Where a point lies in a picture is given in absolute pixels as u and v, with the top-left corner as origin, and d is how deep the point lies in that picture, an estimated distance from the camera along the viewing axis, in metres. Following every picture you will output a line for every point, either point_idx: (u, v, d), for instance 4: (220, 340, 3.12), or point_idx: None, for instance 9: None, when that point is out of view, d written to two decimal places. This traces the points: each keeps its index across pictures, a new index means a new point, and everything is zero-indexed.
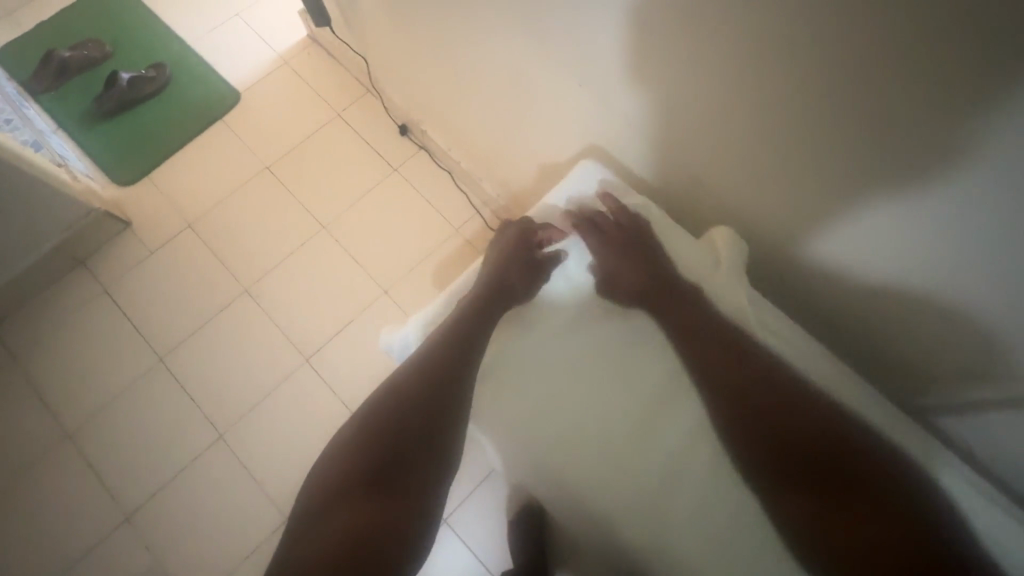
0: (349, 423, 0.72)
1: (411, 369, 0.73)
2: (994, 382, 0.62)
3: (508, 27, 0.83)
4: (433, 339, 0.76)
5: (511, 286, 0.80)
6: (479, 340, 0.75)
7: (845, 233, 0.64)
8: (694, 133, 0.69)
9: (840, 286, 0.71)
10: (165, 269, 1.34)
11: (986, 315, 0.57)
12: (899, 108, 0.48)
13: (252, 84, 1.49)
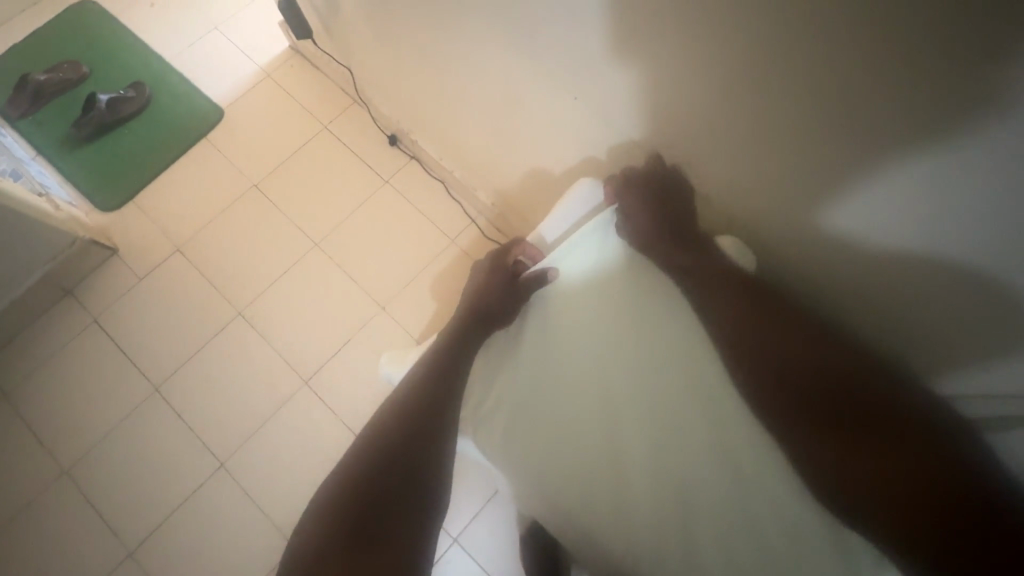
0: (338, 465, 0.70)
1: (395, 402, 0.73)
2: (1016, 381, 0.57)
3: (498, 40, 0.81)
4: (413, 373, 0.76)
5: (493, 307, 0.82)
6: (461, 364, 0.77)
7: (860, 209, 0.57)
8: (702, 141, 0.65)
9: (848, 276, 0.66)
10: (156, 296, 1.30)
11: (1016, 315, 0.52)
12: (913, 122, 0.46)
13: (234, 101, 1.45)
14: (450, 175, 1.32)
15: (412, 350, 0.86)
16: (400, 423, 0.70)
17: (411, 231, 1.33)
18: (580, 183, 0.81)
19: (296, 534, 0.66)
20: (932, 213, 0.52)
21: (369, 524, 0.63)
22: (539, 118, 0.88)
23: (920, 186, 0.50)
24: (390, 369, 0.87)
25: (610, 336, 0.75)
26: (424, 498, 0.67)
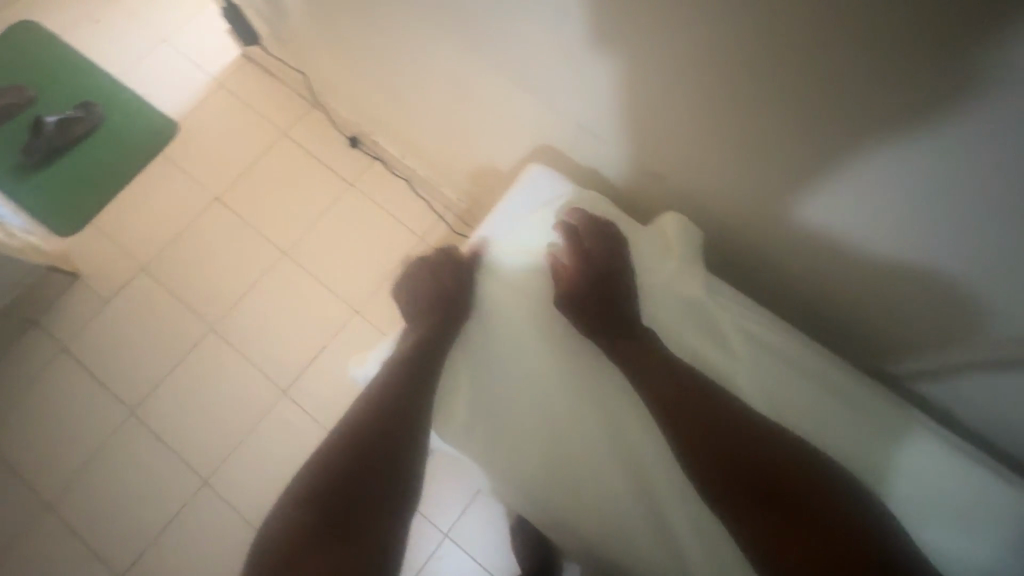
0: (310, 460, 0.68)
1: (368, 401, 0.71)
2: (965, 345, 0.62)
3: (444, 32, 0.80)
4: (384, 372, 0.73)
5: (452, 300, 0.77)
6: (434, 363, 0.73)
7: (825, 204, 0.59)
8: (649, 119, 0.66)
9: (806, 249, 0.68)
10: (124, 319, 1.28)
11: (966, 285, 0.56)
12: (846, 85, 0.46)
13: (189, 113, 1.42)
14: (415, 173, 1.32)
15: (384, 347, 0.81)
16: (376, 424, 0.69)
17: (381, 233, 1.32)
18: (530, 169, 0.81)
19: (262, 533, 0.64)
20: (914, 197, 0.52)
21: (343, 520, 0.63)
22: (494, 107, 0.88)
23: (903, 167, 0.50)
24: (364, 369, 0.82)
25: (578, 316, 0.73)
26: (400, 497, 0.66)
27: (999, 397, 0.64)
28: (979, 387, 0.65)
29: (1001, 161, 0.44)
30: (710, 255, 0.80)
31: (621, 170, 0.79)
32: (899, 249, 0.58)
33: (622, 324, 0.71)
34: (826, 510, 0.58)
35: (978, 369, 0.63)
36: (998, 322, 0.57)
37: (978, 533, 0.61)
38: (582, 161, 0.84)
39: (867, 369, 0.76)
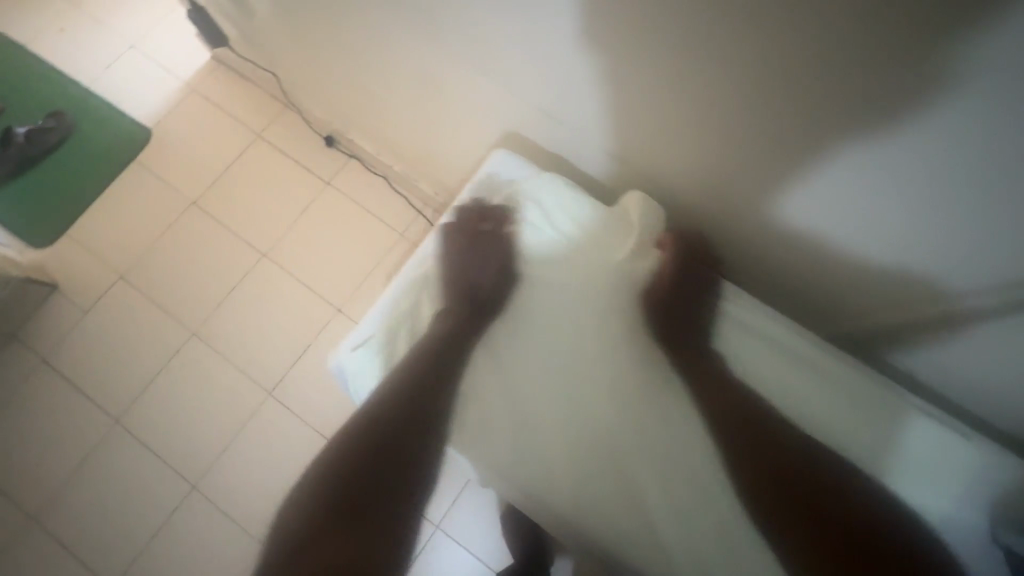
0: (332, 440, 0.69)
1: (394, 378, 0.68)
2: (933, 320, 0.67)
3: (408, 24, 0.81)
4: (404, 356, 0.69)
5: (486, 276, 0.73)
6: (464, 342, 0.70)
7: (817, 196, 0.62)
8: (611, 99, 0.67)
9: (775, 230, 0.71)
10: (105, 327, 1.27)
11: (939, 267, 0.60)
12: (795, 48, 0.47)
13: (162, 118, 1.41)
14: (392, 169, 1.32)
15: (380, 333, 0.70)
16: (395, 411, 0.67)
17: (361, 231, 1.32)
18: (491, 155, 0.79)
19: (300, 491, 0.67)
20: (868, 187, 0.56)
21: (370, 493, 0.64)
22: (462, 97, 0.88)
23: (892, 161, 0.52)
24: (348, 358, 0.69)
25: (556, 288, 0.73)
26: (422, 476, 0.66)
27: (960, 357, 0.69)
28: (940, 351, 0.70)
29: (943, 121, 0.46)
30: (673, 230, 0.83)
31: (588, 152, 0.80)
32: (855, 232, 0.63)
33: (693, 338, 0.70)
34: (828, 492, 0.61)
35: (943, 338, 0.68)
36: (967, 302, 0.62)
37: (952, 490, 0.63)
38: (551, 147, 0.84)
39: (833, 337, 0.82)
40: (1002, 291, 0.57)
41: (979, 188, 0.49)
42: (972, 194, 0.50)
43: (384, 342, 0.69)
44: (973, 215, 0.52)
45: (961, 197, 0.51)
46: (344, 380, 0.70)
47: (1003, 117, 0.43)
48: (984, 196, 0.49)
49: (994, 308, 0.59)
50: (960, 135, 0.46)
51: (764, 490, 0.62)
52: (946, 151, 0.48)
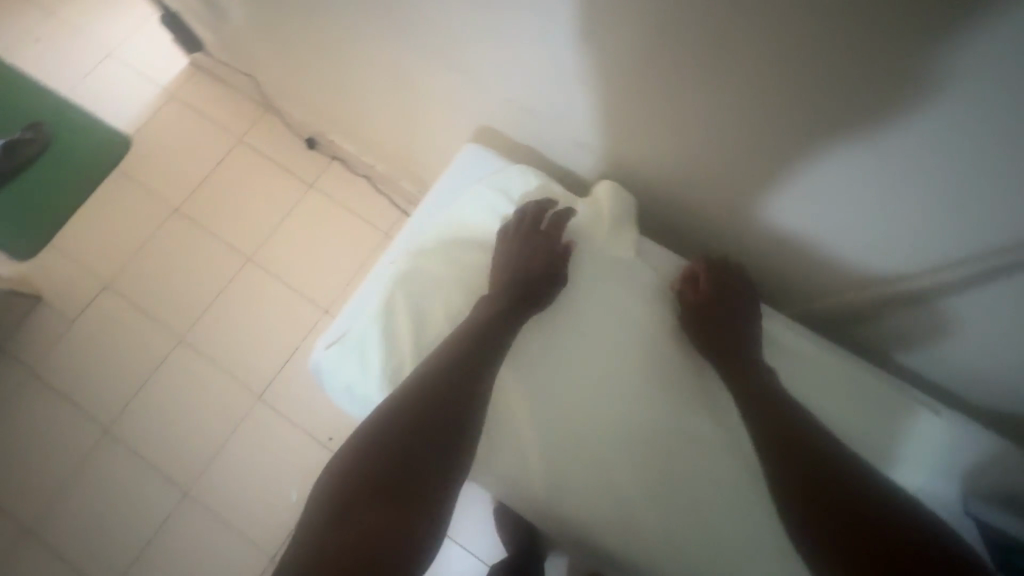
0: (349, 437, 0.60)
1: (433, 364, 0.62)
2: (937, 313, 0.64)
3: (379, 21, 0.81)
4: (445, 344, 0.64)
5: (540, 270, 0.68)
6: (506, 337, 0.65)
7: (840, 177, 0.57)
8: (580, 90, 0.67)
9: (752, 215, 0.70)
10: (91, 338, 1.26)
11: (960, 258, 0.57)
12: (757, 31, 0.47)
13: (142, 125, 1.40)
14: (374, 169, 1.32)
15: (352, 329, 0.67)
16: (431, 400, 0.60)
17: (345, 232, 1.32)
18: (461, 150, 0.79)
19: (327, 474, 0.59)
20: (824, 163, 0.57)
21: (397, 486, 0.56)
22: (436, 93, 0.88)
23: (932, 136, 0.47)
24: (323, 356, 0.68)
25: (559, 279, 0.69)
26: (452, 478, 0.59)
27: (961, 352, 0.67)
28: (945, 346, 0.68)
29: (899, 97, 0.46)
30: (650, 219, 0.84)
31: (563, 145, 0.80)
32: (812, 212, 0.64)
33: (731, 345, 0.66)
34: (866, 498, 0.55)
35: (951, 332, 0.66)
36: (981, 295, 0.59)
37: (943, 474, 0.62)
38: (526, 141, 0.85)
39: (822, 329, 0.80)
40: (950, 269, 0.58)
41: (927, 162, 0.50)
42: (985, 170, 0.47)
43: (358, 340, 0.66)
44: (920, 190, 0.53)
45: (909, 171, 0.52)
46: (324, 379, 0.68)
47: (956, 90, 0.43)
48: (931, 169, 0.50)
49: (945, 287, 0.60)
50: (914, 110, 0.46)
51: (796, 494, 0.57)
52: (894, 125, 0.48)
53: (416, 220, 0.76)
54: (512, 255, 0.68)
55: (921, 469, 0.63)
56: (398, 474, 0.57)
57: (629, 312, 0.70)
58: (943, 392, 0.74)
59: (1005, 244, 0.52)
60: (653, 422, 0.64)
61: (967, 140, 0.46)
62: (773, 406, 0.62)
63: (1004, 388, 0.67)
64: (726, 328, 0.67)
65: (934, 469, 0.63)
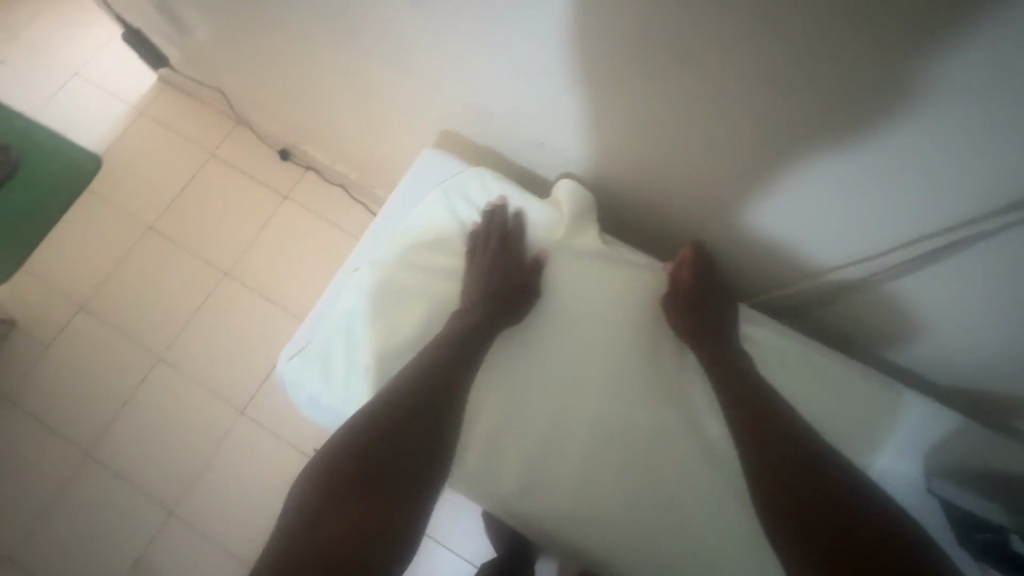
0: (329, 440, 0.60)
1: (414, 368, 0.63)
2: (909, 305, 0.66)
3: (337, 29, 0.81)
4: (427, 348, 0.65)
5: (516, 275, 0.69)
6: (484, 340, 0.66)
7: (823, 176, 0.56)
8: (536, 92, 0.67)
9: (712, 210, 0.71)
10: (66, 361, 1.24)
11: (934, 256, 0.57)
12: (699, 29, 0.48)
13: (111, 143, 1.39)
14: (348, 178, 1.32)
15: (315, 339, 0.67)
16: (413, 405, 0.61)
17: (323, 242, 1.33)
18: (420, 154, 0.79)
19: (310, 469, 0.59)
20: (780, 157, 0.57)
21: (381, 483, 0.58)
22: (398, 99, 0.89)
23: (921, 136, 0.47)
24: (286, 367, 0.67)
25: (528, 281, 0.70)
26: (432, 480, 0.60)
27: (925, 341, 0.69)
28: (911, 336, 0.70)
29: (840, 86, 0.46)
30: (613, 216, 0.85)
31: (524, 146, 0.81)
32: (763, 205, 0.65)
33: (709, 339, 0.67)
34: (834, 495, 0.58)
35: (920, 324, 0.67)
36: (955, 289, 0.60)
37: (912, 454, 0.63)
38: (489, 144, 0.85)
39: (787, 320, 0.81)
40: (895, 253, 0.60)
41: (867, 151, 0.51)
42: (969, 169, 0.47)
43: (319, 348, 0.66)
44: (859, 180, 0.54)
45: (872, 169, 0.52)
46: (288, 391, 0.68)
47: (891, 76, 0.44)
48: (880, 164, 0.51)
49: (892, 270, 0.62)
50: (853, 99, 0.47)
51: (768, 492, 0.59)
52: (838, 115, 0.49)
53: (377, 225, 0.76)
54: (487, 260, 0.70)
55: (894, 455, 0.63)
56: (383, 474, 0.58)
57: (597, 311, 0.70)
58: (904, 375, 0.76)
59: (941, 226, 0.54)
60: (622, 418, 0.64)
61: (907, 128, 0.47)
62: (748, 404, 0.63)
63: (959, 370, 0.69)
64: (703, 322, 0.68)
65: (907, 454, 0.63)
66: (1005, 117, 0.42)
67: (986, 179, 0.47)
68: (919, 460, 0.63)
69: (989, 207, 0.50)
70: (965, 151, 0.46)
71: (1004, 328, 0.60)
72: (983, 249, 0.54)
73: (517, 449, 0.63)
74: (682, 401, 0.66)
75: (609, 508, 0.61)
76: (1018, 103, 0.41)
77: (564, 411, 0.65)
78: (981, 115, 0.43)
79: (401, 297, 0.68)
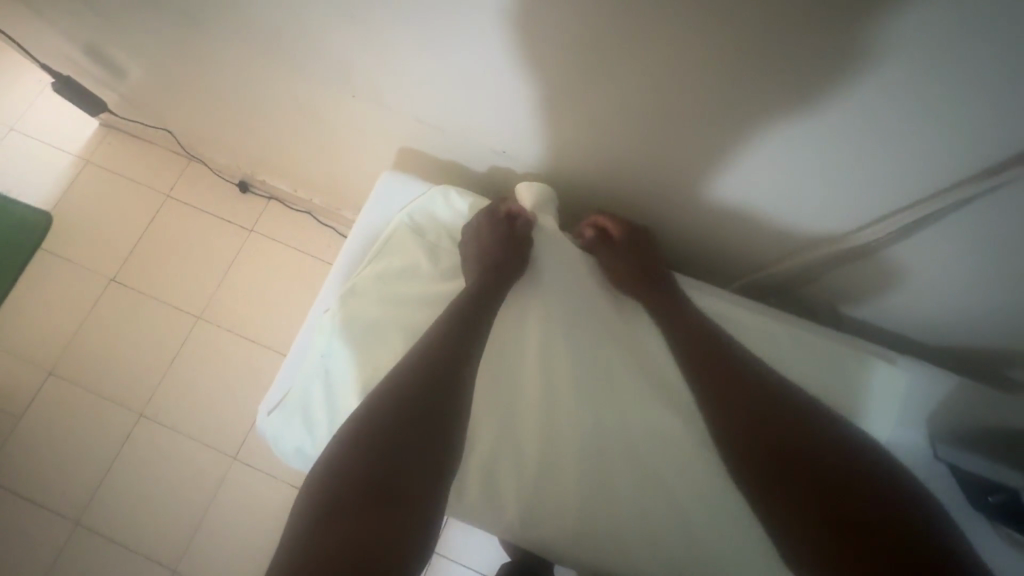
0: (320, 466, 0.56)
1: (403, 391, 0.59)
2: (893, 270, 0.65)
3: (277, 58, 0.78)
4: (413, 372, 0.61)
5: (496, 287, 0.67)
6: (471, 359, 0.63)
7: (814, 139, 0.53)
8: (489, 102, 0.66)
9: (682, 199, 0.70)
10: (41, 431, 1.18)
11: (925, 217, 0.56)
12: (646, 21, 0.47)
13: (60, 197, 1.33)
14: (312, 203, 1.29)
15: (292, 389, 0.65)
16: (409, 434, 0.57)
17: (295, 272, 1.30)
18: (379, 179, 0.77)
19: (309, 493, 0.54)
20: (754, 134, 0.55)
21: (386, 503, 0.54)
22: (351, 122, 0.86)
23: (898, 94, 0.45)
24: (267, 422, 0.65)
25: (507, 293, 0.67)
26: (434, 505, 0.56)
27: (908, 306, 0.69)
28: (893, 301, 0.70)
29: (802, 59, 0.45)
30: (582, 216, 0.83)
31: (485, 158, 0.79)
32: (740, 182, 0.63)
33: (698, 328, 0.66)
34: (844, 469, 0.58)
35: (902, 288, 0.67)
36: (945, 249, 0.59)
37: (912, 420, 0.63)
38: (448, 158, 0.83)
39: (768, 299, 0.81)
40: (884, 220, 0.58)
41: (850, 119, 0.49)
42: (954, 122, 0.46)
43: (298, 397, 0.64)
44: (840, 143, 0.52)
45: (861, 129, 0.50)
46: (273, 446, 0.65)
47: (854, 42, 0.42)
48: (864, 123, 0.49)
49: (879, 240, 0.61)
50: (810, 74, 0.46)
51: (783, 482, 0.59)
52: (797, 92, 0.49)
53: (344, 256, 0.73)
54: (470, 270, 0.69)
55: (896, 431, 0.63)
56: (386, 497, 0.54)
57: (579, 317, 0.68)
58: (886, 341, 0.77)
59: (928, 192, 0.53)
60: (618, 422, 0.63)
61: (886, 95, 0.46)
62: (746, 396, 0.63)
63: (937, 329, 0.70)
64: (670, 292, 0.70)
65: (908, 423, 0.63)
66: (973, 72, 0.41)
67: (970, 133, 0.46)
68: (923, 428, 0.63)
69: (973, 170, 0.49)
70: (947, 113, 0.45)
71: (992, 288, 0.60)
72: (965, 213, 0.53)
73: (517, 469, 0.61)
74: (677, 395, 0.65)
75: (618, 518, 0.60)
76: (978, 58, 0.40)
77: (561, 422, 0.63)
78: (956, 76, 0.42)
79: (376, 330, 0.66)
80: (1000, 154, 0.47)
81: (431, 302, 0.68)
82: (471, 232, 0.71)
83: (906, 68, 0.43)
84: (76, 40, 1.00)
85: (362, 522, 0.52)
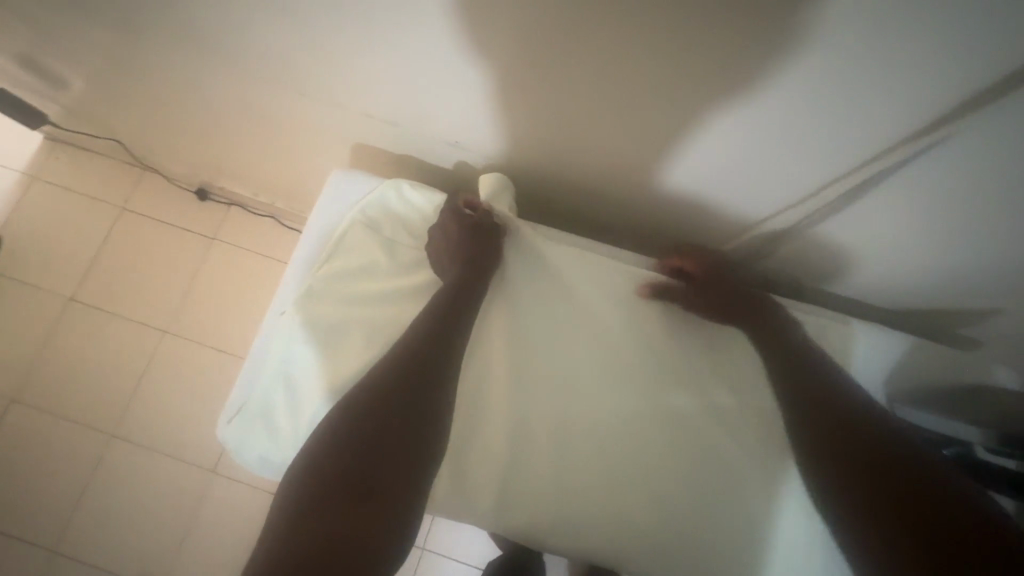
0: (288, 470, 0.55)
1: (367, 391, 0.57)
2: (849, 237, 0.66)
3: (218, 59, 0.75)
4: (377, 370, 0.59)
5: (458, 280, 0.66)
6: (437, 353, 0.61)
7: (766, 109, 0.52)
8: (438, 92, 0.64)
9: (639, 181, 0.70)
10: (6, 461, 1.13)
11: (878, 179, 0.56)
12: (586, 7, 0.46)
13: (7, 216, 1.27)
14: (274, 207, 1.27)
15: (251, 397, 0.63)
16: (376, 433, 0.55)
17: (262, 278, 1.27)
18: (331, 177, 0.75)
19: (281, 495, 0.53)
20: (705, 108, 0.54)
21: (360, 499, 0.52)
22: (302, 121, 0.84)
23: (843, 59, 0.44)
24: (227, 431, 0.64)
25: (471, 285, 0.66)
26: (408, 499, 0.55)
27: (867, 272, 0.70)
28: (853, 269, 0.71)
29: (743, 34, 0.45)
30: (543, 203, 0.83)
31: (439, 150, 0.78)
32: (698, 158, 0.62)
33: None
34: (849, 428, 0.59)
35: (860, 254, 0.67)
36: (897, 211, 0.59)
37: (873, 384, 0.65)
38: (403, 153, 0.82)
39: None
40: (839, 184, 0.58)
41: (798, 88, 0.49)
42: (898, 82, 0.45)
43: (259, 405, 0.62)
44: (792, 112, 0.51)
45: (811, 95, 0.49)
46: (236, 454, 0.64)
47: (788, 18, 0.42)
48: (813, 90, 0.48)
49: (829, 206, 0.62)
50: (753, 50, 0.46)
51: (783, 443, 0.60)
52: (742, 67, 0.48)
53: (298, 257, 0.71)
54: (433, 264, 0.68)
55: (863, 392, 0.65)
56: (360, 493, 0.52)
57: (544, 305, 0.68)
58: (844, 308, 0.78)
59: (868, 158, 0.54)
60: (589, 408, 0.63)
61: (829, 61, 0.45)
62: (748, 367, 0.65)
63: (895, 292, 0.71)
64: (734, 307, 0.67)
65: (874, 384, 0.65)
66: (911, 34, 0.41)
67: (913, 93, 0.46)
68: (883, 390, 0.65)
69: (907, 136, 0.50)
70: (889, 74, 0.45)
71: (937, 249, 0.62)
72: (906, 177, 0.54)
73: (489, 464, 0.61)
74: (646, 378, 0.66)
75: (595, 501, 0.60)
76: (914, 22, 0.40)
77: (531, 413, 0.63)
78: (892, 42, 0.42)
79: (336, 331, 0.64)
80: (936, 120, 0.48)
81: (392, 300, 0.67)
82: (438, 227, 0.69)
83: (846, 35, 0.42)
84: (6, 52, 0.95)
85: (340, 515, 0.51)
